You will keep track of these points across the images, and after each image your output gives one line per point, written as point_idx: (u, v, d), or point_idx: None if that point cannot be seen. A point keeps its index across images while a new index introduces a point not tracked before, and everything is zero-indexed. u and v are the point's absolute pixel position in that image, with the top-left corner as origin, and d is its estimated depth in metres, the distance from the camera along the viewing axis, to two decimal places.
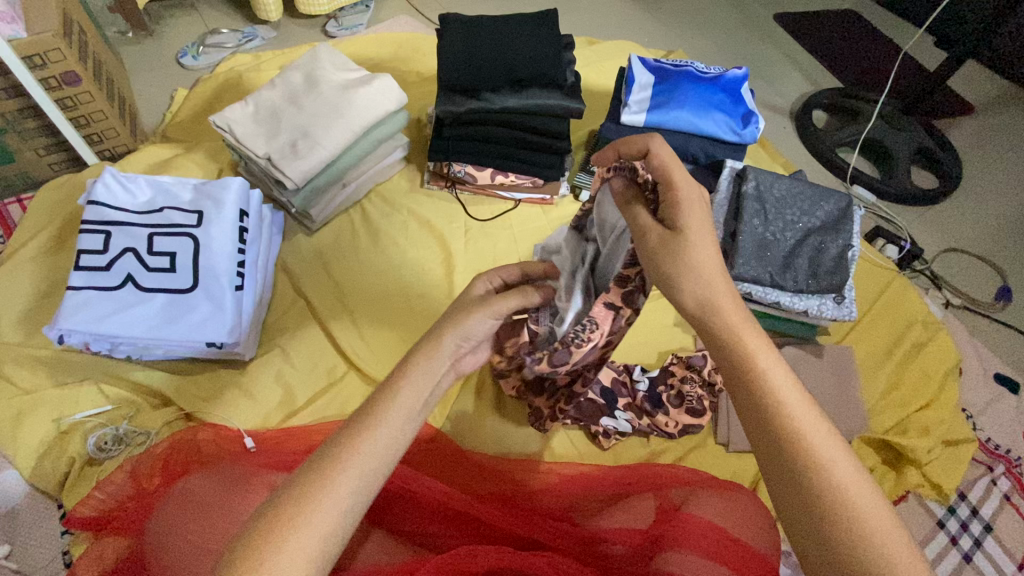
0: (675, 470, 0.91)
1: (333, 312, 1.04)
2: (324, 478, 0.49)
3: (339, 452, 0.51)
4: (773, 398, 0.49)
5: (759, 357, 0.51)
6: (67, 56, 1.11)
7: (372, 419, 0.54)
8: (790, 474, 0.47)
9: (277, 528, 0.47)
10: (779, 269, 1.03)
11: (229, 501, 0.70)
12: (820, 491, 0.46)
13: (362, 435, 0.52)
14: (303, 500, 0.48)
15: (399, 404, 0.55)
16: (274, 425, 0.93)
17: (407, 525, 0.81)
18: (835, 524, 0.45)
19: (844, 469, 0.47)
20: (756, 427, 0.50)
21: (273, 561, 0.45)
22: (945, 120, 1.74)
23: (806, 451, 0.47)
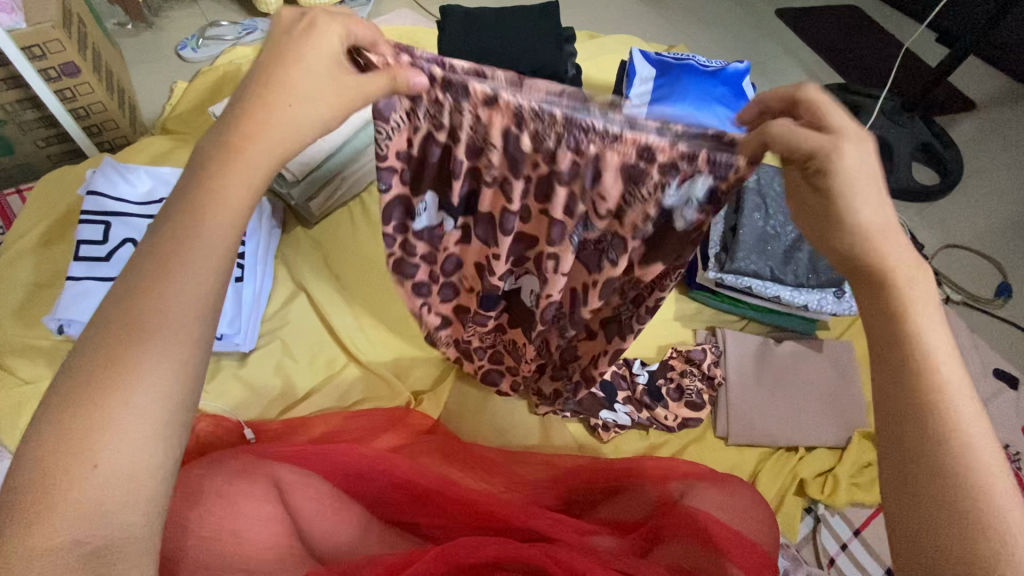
0: (674, 463, 0.91)
1: (333, 304, 1.03)
2: (135, 307, 0.38)
3: (112, 342, 0.37)
4: (924, 357, 0.41)
5: (921, 309, 0.42)
6: (67, 47, 1.11)
7: (144, 289, 0.38)
8: (916, 447, 0.40)
9: (57, 449, 0.34)
10: (780, 263, 1.03)
11: (226, 490, 0.70)
12: (958, 469, 0.38)
13: (143, 313, 0.38)
14: (79, 408, 0.35)
15: (180, 268, 0.39)
16: (273, 416, 0.93)
17: (408, 516, 0.81)
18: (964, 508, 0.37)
19: (986, 451, 0.39)
20: (891, 389, 0.42)
21: (105, 413, 0.35)
22: (947, 116, 1.74)
23: (949, 422, 0.39)
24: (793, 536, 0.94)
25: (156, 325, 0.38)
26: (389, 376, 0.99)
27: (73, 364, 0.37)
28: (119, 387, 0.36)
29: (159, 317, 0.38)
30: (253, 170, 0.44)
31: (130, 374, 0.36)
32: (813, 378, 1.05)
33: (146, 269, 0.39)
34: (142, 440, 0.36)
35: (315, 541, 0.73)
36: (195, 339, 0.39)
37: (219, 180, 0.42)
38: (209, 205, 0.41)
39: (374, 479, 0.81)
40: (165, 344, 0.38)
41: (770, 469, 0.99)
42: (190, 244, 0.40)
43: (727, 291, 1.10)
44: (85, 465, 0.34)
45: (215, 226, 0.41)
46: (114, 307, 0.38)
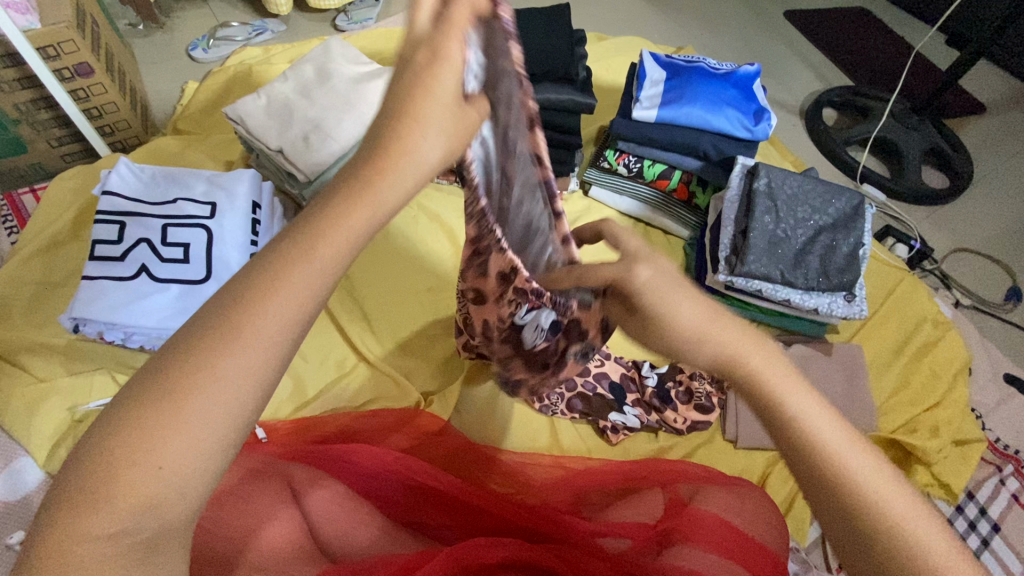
0: (683, 466, 0.91)
1: (343, 304, 1.04)
2: (235, 321, 0.35)
3: (205, 347, 0.35)
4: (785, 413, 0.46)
5: (759, 366, 0.48)
6: (80, 48, 1.12)
7: (255, 287, 0.36)
8: (848, 523, 0.43)
9: (125, 440, 0.32)
10: (790, 266, 1.02)
11: (241, 491, 0.72)
12: (852, 500, 0.43)
13: (248, 317, 0.35)
14: (159, 403, 0.33)
15: (298, 273, 0.37)
16: (284, 416, 0.93)
17: (418, 517, 0.81)
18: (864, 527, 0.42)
19: (897, 498, 0.43)
20: (801, 475, 0.46)
21: (180, 421, 0.33)
22: (956, 119, 1.73)
23: (828, 460, 0.44)
24: (803, 540, 0.94)
25: (257, 328, 0.35)
26: (399, 377, 0.99)
27: (158, 361, 0.35)
28: (204, 390, 0.34)
29: (260, 326, 0.35)
30: (390, 174, 0.41)
31: (221, 380, 0.34)
32: (823, 381, 1.05)
33: (266, 266, 0.37)
34: (206, 448, 0.34)
35: (327, 540, 0.73)
36: (283, 352, 0.37)
37: (363, 185, 0.40)
38: (342, 210, 0.39)
39: (385, 480, 0.82)
40: (261, 353, 0.35)
41: (778, 472, 0.99)
42: (312, 249, 0.38)
43: (736, 294, 1.09)
44: (149, 465, 0.32)
45: (344, 236, 0.39)
46: (226, 301, 0.36)
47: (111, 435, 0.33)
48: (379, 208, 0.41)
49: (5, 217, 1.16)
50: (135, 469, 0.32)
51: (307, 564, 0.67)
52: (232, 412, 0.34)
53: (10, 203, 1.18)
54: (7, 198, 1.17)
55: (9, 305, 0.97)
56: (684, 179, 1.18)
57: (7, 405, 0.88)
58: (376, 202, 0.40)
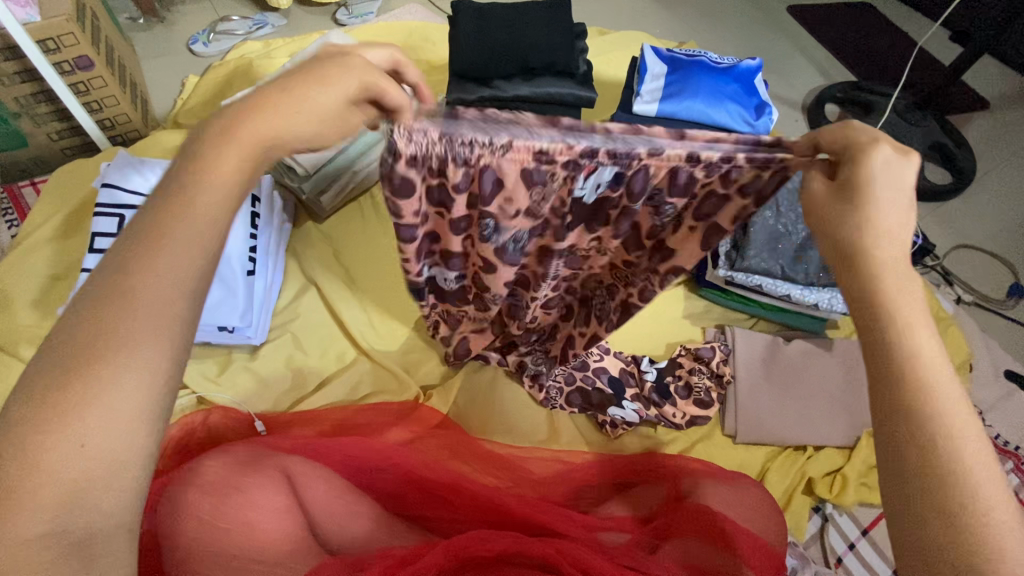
0: (682, 459, 0.91)
1: (342, 297, 1.04)
2: (122, 284, 0.38)
3: (95, 315, 0.37)
4: (907, 360, 0.41)
5: (898, 303, 0.42)
6: (80, 41, 1.11)
7: (130, 267, 0.38)
8: (914, 474, 0.38)
9: (34, 429, 0.34)
10: (790, 262, 1.03)
11: (238, 482, 0.71)
12: (942, 469, 0.38)
13: (126, 292, 0.37)
14: (58, 390, 0.35)
15: (168, 247, 0.39)
16: (284, 409, 0.94)
17: (416, 510, 0.82)
18: (943, 500, 0.37)
19: (986, 476, 0.37)
20: (878, 408, 0.41)
21: (83, 388, 0.35)
22: (960, 115, 1.72)
23: (935, 427, 0.39)
24: (801, 535, 0.94)
25: (138, 304, 0.37)
26: (398, 371, 0.99)
27: (57, 339, 0.37)
28: (99, 369, 0.35)
29: (144, 294, 0.38)
30: (249, 154, 0.43)
31: (116, 355, 0.36)
32: (822, 376, 1.05)
33: (134, 248, 0.39)
34: (123, 422, 0.36)
35: (326, 534, 0.74)
36: (182, 306, 0.39)
37: (195, 167, 0.42)
38: (197, 188, 0.41)
39: (383, 472, 0.82)
40: (148, 324, 0.37)
41: (778, 467, 0.99)
42: (173, 225, 0.40)
43: (736, 289, 1.09)
44: (67, 447, 0.34)
45: (203, 206, 0.41)
46: (102, 284, 0.38)
47: (18, 428, 0.34)
48: (234, 183, 0.43)
49: (5, 210, 1.17)
50: (50, 454, 0.34)
51: (308, 558, 0.69)
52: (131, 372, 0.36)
53: (10, 196, 1.18)
54: (7, 191, 1.17)
55: (9, 297, 0.97)
56: None
57: (6, 396, 0.88)
58: (235, 176, 0.43)
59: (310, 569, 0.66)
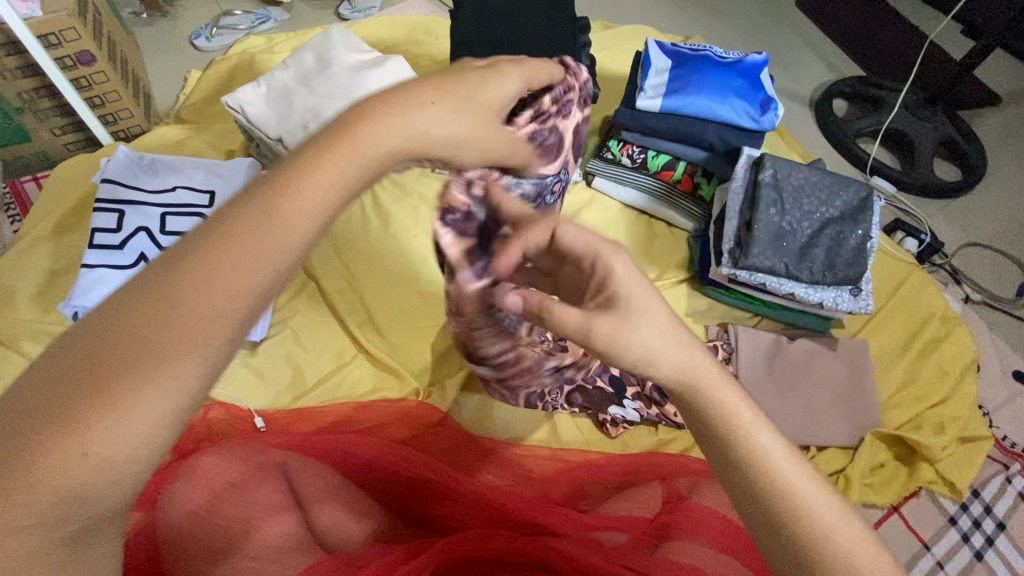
0: (683, 460, 0.90)
1: (343, 294, 1.04)
2: (175, 296, 0.37)
3: (144, 317, 0.36)
4: (718, 416, 0.48)
5: (703, 373, 0.49)
6: (82, 36, 1.11)
7: (197, 266, 0.38)
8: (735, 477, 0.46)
9: (55, 418, 0.33)
10: (796, 260, 1.00)
11: (236, 478, 0.72)
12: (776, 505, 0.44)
13: (186, 305, 0.37)
14: (93, 384, 0.34)
15: (227, 260, 0.38)
16: (283, 405, 0.94)
17: (415, 509, 0.81)
18: (791, 534, 0.43)
19: (810, 490, 0.45)
20: (709, 454, 0.49)
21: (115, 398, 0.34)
22: (970, 110, 1.69)
23: (759, 466, 0.46)
24: None
25: (192, 317, 0.37)
26: (398, 368, 0.99)
27: (95, 332, 0.36)
28: (134, 374, 0.35)
29: (199, 315, 0.37)
30: (345, 163, 0.45)
31: (155, 366, 0.35)
32: (825, 377, 1.04)
33: (199, 252, 0.38)
34: (139, 430, 0.35)
35: (323, 532, 0.73)
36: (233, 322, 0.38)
37: (292, 182, 0.42)
38: (275, 206, 0.41)
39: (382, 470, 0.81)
40: (195, 343, 0.37)
41: None
42: (244, 241, 0.39)
43: (741, 288, 1.08)
44: (75, 446, 0.33)
45: (277, 231, 0.40)
46: (160, 283, 0.37)
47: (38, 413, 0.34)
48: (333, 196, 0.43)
49: (9, 206, 1.17)
50: (60, 448, 0.33)
51: (302, 555, 0.68)
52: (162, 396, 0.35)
53: (13, 191, 1.19)
54: (10, 185, 1.18)
55: (11, 292, 0.98)
56: (688, 170, 1.15)
57: None
58: (317, 201, 0.43)
59: (304, 568, 0.65)
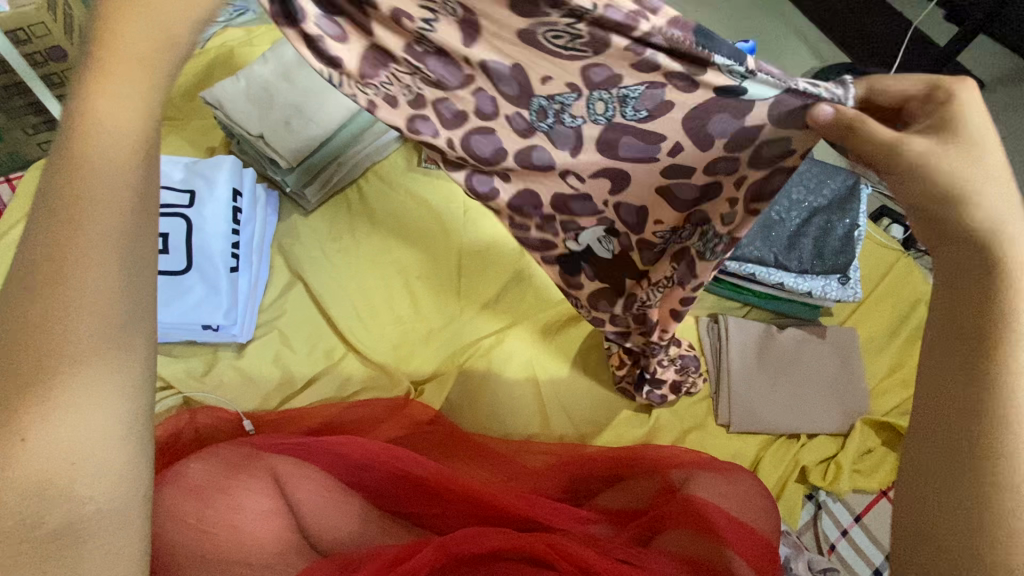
0: (680, 448, 0.90)
1: (330, 294, 1.01)
2: (55, 248, 0.40)
3: (30, 288, 0.40)
4: (1004, 319, 0.41)
5: (1015, 249, 0.43)
6: (52, 31, 1.07)
7: (64, 225, 0.40)
8: (965, 445, 0.40)
9: (11, 392, 0.38)
10: (783, 249, 1.01)
11: (227, 485, 0.71)
12: (1000, 442, 0.39)
13: (48, 281, 0.40)
14: (21, 365, 0.39)
15: (86, 205, 0.41)
16: (272, 407, 0.92)
17: (411, 509, 0.81)
18: (992, 465, 0.38)
19: None
20: (947, 373, 0.43)
21: (53, 359, 0.39)
22: None
23: (1008, 389, 0.40)
24: (794, 522, 0.95)
25: (81, 284, 0.40)
26: (389, 367, 0.98)
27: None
28: (60, 361, 0.39)
29: (78, 275, 0.40)
30: (134, 109, 0.44)
31: (56, 346, 0.39)
32: (814, 365, 1.05)
33: (52, 240, 0.40)
34: (92, 404, 0.40)
35: (317, 536, 0.73)
36: (120, 246, 0.42)
37: (78, 135, 0.42)
38: (86, 155, 0.42)
39: (376, 473, 0.81)
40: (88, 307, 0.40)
41: (771, 456, 0.99)
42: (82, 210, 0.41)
43: (728, 277, 1.08)
44: (33, 418, 0.38)
45: (101, 172, 0.42)
46: (25, 279, 0.40)
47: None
48: (135, 101, 0.44)
49: None
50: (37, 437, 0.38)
51: (296, 559, 0.69)
52: (87, 320, 0.40)
53: None
54: None
55: None
56: None
57: None
58: (119, 130, 0.43)
59: (302, 570, 0.67)
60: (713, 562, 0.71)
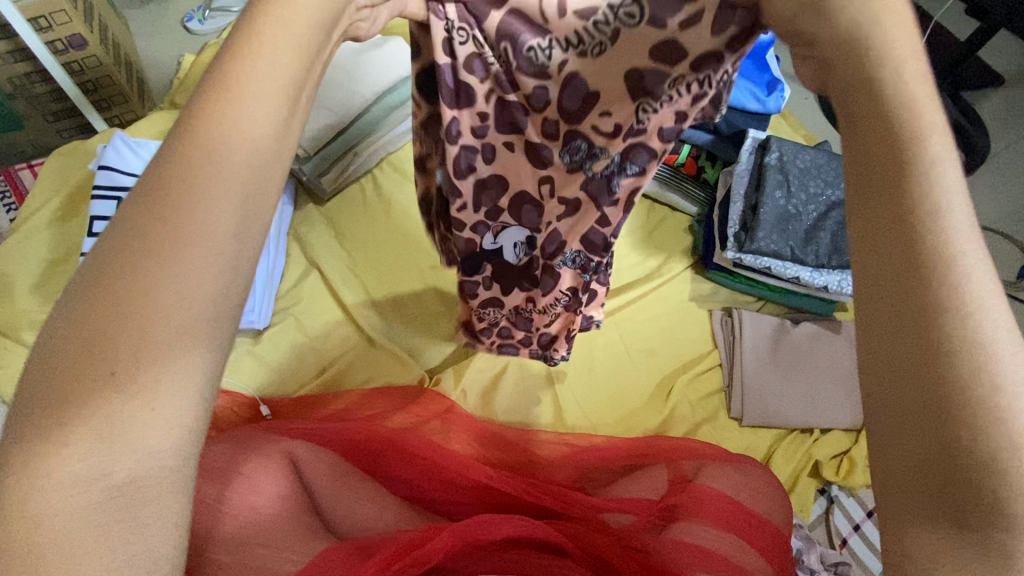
0: (689, 442, 0.91)
1: (346, 283, 1.03)
2: (182, 144, 0.30)
3: (150, 200, 0.29)
4: (926, 201, 0.28)
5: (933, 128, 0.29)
6: (73, 18, 1.07)
7: (199, 127, 0.30)
8: (921, 361, 0.26)
9: (107, 296, 0.27)
10: (799, 243, 1.00)
11: (240, 466, 0.72)
12: (955, 362, 0.26)
13: (165, 205, 0.28)
14: (115, 280, 0.27)
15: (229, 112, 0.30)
16: (288, 393, 0.94)
17: (425, 495, 0.82)
18: (960, 411, 0.25)
19: (981, 272, 0.27)
20: (893, 304, 0.28)
21: (142, 274, 0.27)
22: (973, 92, 1.67)
23: (935, 229, 0.27)
24: (806, 517, 0.94)
25: (180, 247, 0.28)
26: (403, 355, 0.98)
27: (170, 257, 0.28)
28: (113, 371, 0.26)
29: (143, 334, 0.27)
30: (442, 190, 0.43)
31: (138, 291, 0.27)
32: (828, 360, 1.04)
33: (164, 164, 0.29)
34: (184, 351, 0.27)
35: (335, 519, 0.75)
36: (224, 209, 0.29)
37: None
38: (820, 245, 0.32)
39: (390, 461, 0.82)
40: (163, 325, 0.27)
41: (784, 450, 0.99)
42: (186, 171, 0.29)
43: (745, 271, 1.07)
44: (115, 393, 0.26)
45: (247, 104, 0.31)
46: (80, 380, 0.26)
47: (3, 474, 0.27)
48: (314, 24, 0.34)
49: (4, 193, 1.16)
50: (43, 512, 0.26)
51: (312, 539, 0.68)
52: (178, 269, 0.27)
53: (8, 178, 1.17)
54: (4, 173, 1.16)
55: (10, 283, 0.95)
56: (692, 154, 1.16)
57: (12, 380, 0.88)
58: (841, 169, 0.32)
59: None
60: (727, 551, 0.71)
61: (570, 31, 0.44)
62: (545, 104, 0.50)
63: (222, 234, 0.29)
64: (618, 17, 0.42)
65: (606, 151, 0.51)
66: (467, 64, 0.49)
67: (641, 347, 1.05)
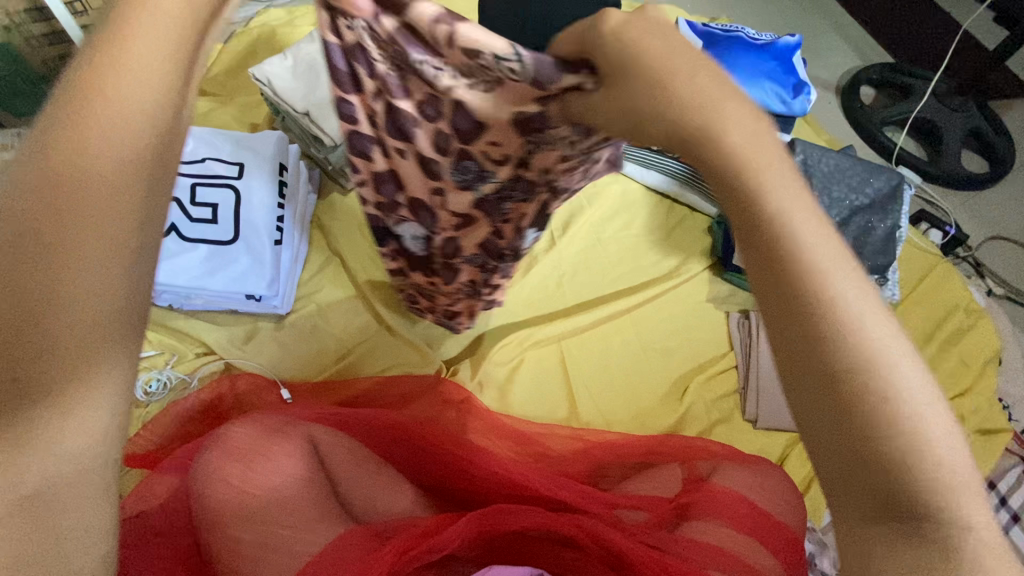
0: (704, 441, 0.91)
1: (367, 271, 1.04)
2: (64, 178, 0.33)
3: (37, 232, 0.32)
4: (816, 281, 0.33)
5: (796, 213, 0.34)
6: None
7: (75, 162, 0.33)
8: (837, 412, 0.33)
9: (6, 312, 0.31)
10: None
11: (262, 448, 0.73)
12: (862, 409, 0.32)
13: (51, 236, 0.32)
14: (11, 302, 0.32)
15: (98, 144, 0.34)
16: (307, 378, 0.95)
17: (441, 483, 0.83)
18: (876, 444, 0.32)
19: (874, 327, 0.33)
20: (809, 369, 0.34)
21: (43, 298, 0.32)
22: (1002, 100, 1.65)
23: (829, 303, 0.33)
24: (819, 520, 0.94)
25: (73, 277, 0.32)
26: (422, 345, 0.99)
27: (59, 283, 0.32)
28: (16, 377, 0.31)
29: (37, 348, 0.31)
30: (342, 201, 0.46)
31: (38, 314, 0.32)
32: None
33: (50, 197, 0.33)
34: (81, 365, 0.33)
35: (352, 503, 0.76)
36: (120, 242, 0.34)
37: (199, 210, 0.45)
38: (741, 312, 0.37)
39: (407, 448, 0.83)
40: (82, 324, 0.32)
41: (798, 453, 0.98)
42: (73, 190, 0.33)
43: None
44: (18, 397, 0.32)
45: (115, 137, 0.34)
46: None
47: None
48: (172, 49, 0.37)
49: None
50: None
51: (331, 522, 0.70)
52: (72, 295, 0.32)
53: None
54: None
55: None
56: None
57: None
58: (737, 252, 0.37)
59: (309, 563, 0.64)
60: (742, 552, 0.71)
61: (458, 61, 0.46)
62: (437, 114, 0.54)
63: (112, 266, 0.34)
64: (502, 70, 0.44)
65: (493, 174, 0.59)
66: (364, 62, 0.53)
67: (658, 346, 1.06)
